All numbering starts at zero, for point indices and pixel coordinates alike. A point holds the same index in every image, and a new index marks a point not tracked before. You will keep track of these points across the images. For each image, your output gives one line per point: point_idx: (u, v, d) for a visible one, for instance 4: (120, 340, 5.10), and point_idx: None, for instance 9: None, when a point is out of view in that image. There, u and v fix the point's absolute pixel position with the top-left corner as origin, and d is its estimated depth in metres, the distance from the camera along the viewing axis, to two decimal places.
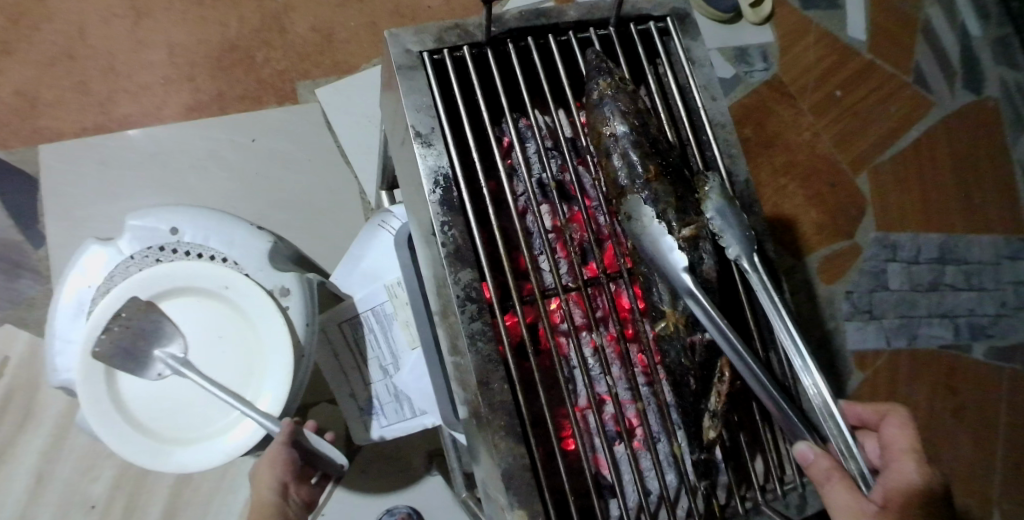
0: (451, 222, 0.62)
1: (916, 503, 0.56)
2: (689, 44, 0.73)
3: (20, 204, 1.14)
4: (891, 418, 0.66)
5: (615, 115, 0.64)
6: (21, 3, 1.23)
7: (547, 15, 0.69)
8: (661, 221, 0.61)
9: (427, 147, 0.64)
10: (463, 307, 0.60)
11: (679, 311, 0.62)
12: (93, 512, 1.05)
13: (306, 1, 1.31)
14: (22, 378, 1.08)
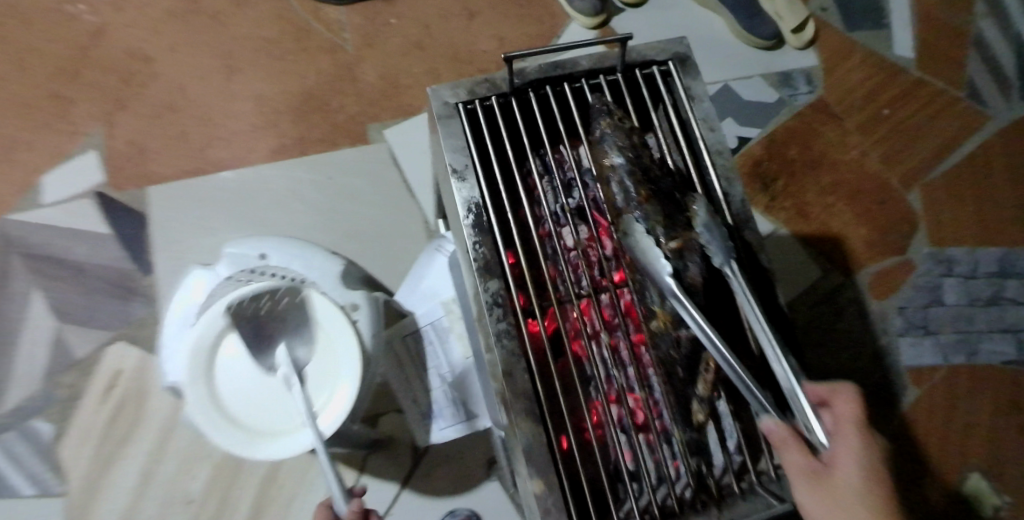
0: (481, 242, 0.72)
1: (863, 467, 0.63)
2: (690, 83, 0.81)
3: (133, 237, 1.32)
4: (838, 395, 0.68)
5: (613, 149, 0.73)
6: (136, 66, 1.44)
7: (562, 66, 0.80)
8: (651, 237, 0.67)
9: (462, 181, 0.75)
10: (491, 310, 0.69)
11: (668, 310, 0.69)
12: (190, 506, 1.19)
13: (375, 54, 1.48)
14: (134, 388, 1.25)
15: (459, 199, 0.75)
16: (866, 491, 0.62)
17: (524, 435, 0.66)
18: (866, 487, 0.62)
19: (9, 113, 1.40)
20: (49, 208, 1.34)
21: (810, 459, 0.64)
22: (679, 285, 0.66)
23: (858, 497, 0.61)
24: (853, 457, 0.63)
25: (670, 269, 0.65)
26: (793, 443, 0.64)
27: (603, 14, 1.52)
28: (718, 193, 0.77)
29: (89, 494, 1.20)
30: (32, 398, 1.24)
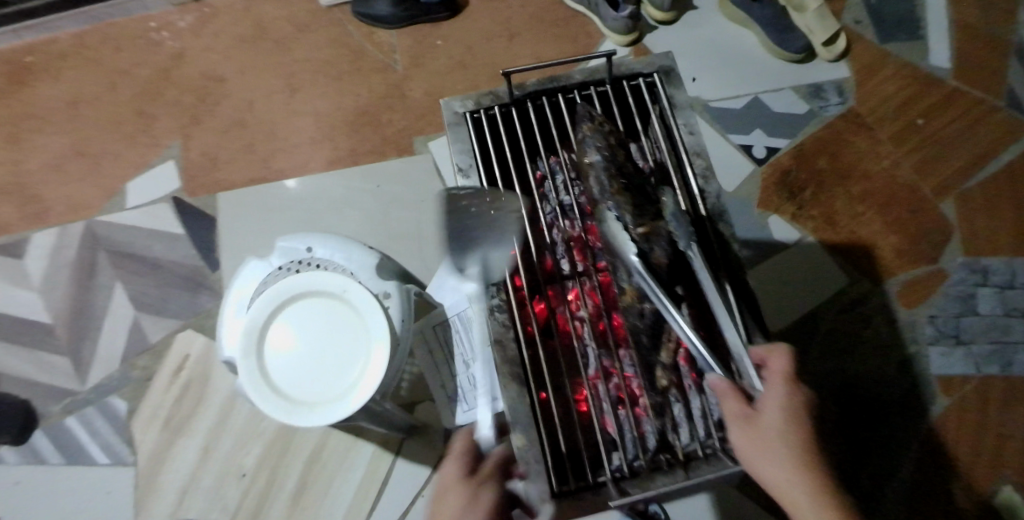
0: (481, 229, 0.87)
1: (792, 414, 0.70)
2: (673, 92, 0.92)
3: (203, 237, 1.48)
4: (771, 355, 0.75)
5: (592, 149, 0.84)
6: (211, 86, 1.61)
7: (557, 79, 0.92)
8: (620, 222, 0.80)
9: (467, 178, 0.89)
10: (487, 288, 0.84)
11: (633, 287, 0.82)
12: (244, 479, 1.32)
13: (422, 72, 1.60)
14: (198, 371, 1.39)
15: (465, 194, 0.90)
16: (788, 434, 0.69)
17: (509, 396, 0.81)
18: (788, 430, 0.69)
19: (102, 128, 1.60)
20: (132, 210, 1.51)
21: (741, 406, 0.72)
22: (644, 264, 0.79)
23: (778, 437, 0.69)
24: (779, 403, 0.71)
25: (636, 251, 0.78)
26: (729, 392, 0.73)
27: (636, 31, 1.59)
28: (693, 189, 0.87)
29: (155, 464, 1.34)
30: (109, 377, 1.41)
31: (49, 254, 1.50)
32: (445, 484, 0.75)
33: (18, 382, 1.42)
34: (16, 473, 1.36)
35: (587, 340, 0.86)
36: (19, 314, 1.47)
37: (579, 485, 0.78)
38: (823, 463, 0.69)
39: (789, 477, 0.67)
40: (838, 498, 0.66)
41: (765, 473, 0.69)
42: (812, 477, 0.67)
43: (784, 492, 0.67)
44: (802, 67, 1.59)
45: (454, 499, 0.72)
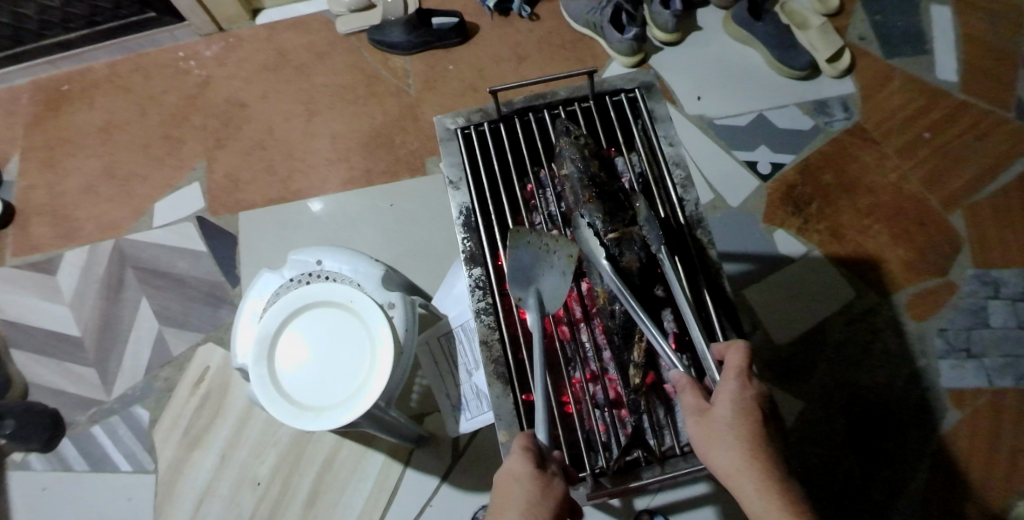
0: (469, 237, 0.92)
1: (743, 409, 0.71)
2: (654, 106, 0.96)
3: (225, 254, 1.54)
4: (730, 349, 0.76)
5: (568, 160, 0.90)
6: (233, 111, 1.69)
7: (543, 96, 0.97)
8: (590, 228, 0.87)
9: (457, 190, 0.94)
10: (473, 292, 0.89)
11: (605, 289, 0.87)
12: (258, 487, 1.36)
13: (434, 95, 1.66)
14: (217, 382, 1.45)
15: (455, 204, 0.94)
16: (738, 426, 0.70)
17: (494, 394, 0.85)
18: (738, 422, 0.71)
19: (132, 152, 1.69)
20: (158, 229, 1.59)
21: (699, 399, 0.74)
22: (615, 267, 0.85)
23: (728, 428, 0.70)
24: (732, 395, 0.72)
25: (605, 255, 0.86)
26: (687, 386, 0.75)
27: (641, 53, 1.63)
28: (672, 197, 0.90)
29: (174, 471, 1.39)
30: (133, 388, 1.47)
31: (80, 271, 1.58)
32: (510, 475, 0.73)
33: (48, 392, 1.49)
34: (43, 478, 1.42)
35: (572, 343, 0.89)
36: (51, 328, 1.54)
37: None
38: (774, 454, 0.70)
39: (737, 466, 0.69)
40: (785, 488, 0.67)
41: (716, 462, 0.70)
42: (760, 467, 0.68)
43: (734, 481, 0.69)
44: (807, 83, 1.61)
45: (519, 498, 0.71)
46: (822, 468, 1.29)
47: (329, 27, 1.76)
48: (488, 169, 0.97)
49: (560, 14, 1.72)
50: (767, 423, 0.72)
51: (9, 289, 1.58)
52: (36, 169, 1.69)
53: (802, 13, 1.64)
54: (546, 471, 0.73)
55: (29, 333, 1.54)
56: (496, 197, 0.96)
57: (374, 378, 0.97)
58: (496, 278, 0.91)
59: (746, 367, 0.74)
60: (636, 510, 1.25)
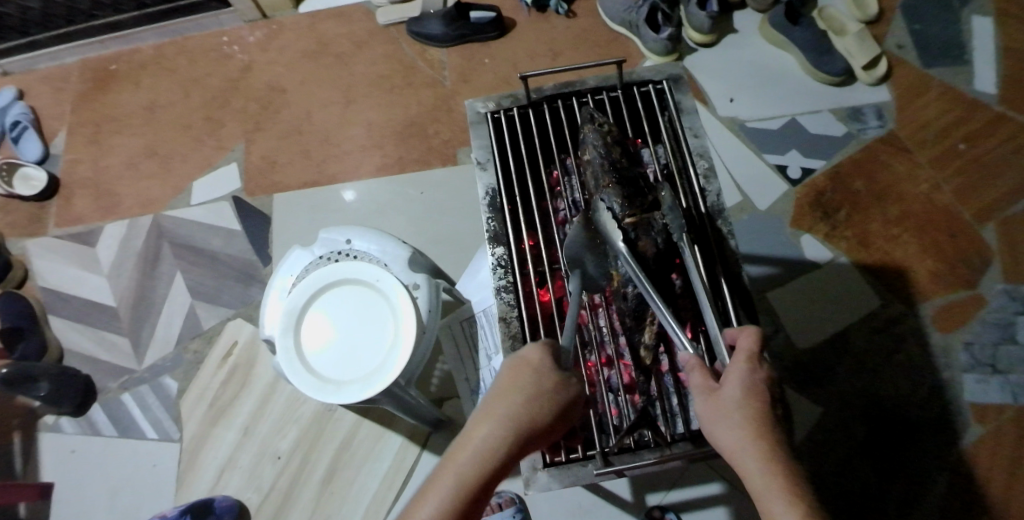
0: (493, 217, 0.93)
1: (753, 389, 0.70)
2: (681, 98, 0.97)
3: (258, 234, 1.59)
4: (744, 334, 0.74)
5: (591, 145, 0.90)
6: (273, 95, 1.74)
7: (572, 85, 0.99)
8: (608, 210, 0.83)
9: (484, 171, 0.96)
10: (495, 270, 0.91)
11: (620, 273, 0.85)
12: (279, 461, 1.39)
13: (468, 88, 1.68)
14: (243, 358, 1.49)
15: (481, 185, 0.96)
16: (748, 407, 0.69)
17: None
18: (748, 402, 0.69)
19: (174, 132, 1.74)
20: (195, 207, 1.64)
21: (708, 380, 0.73)
22: (630, 250, 0.81)
23: (736, 407, 0.69)
24: (743, 375, 0.71)
25: (623, 238, 0.81)
26: (696, 367, 0.74)
27: (675, 53, 1.63)
28: (694, 188, 0.91)
29: (198, 441, 1.43)
30: (163, 358, 1.52)
31: (119, 244, 1.64)
32: (525, 361, 0.71)
33: (82, 358, 1.55)
34: (73, 441, 1.47)
35: (589, 328, 0.91)
36: (88, 297, 1.60)
37: (570, 456, 0.85)
38: (780, 435, 0.68)
39: (743, 445, 0.67)
40: (791, 469, 0.66)
41: (722, 441, 0.69)
42: (766, 448, 0.67)
43: (738, 461, 0.67)
44: (842, 90, 1.60)
45: (529, 386, 0.68)
46: (838, 476, 1.28)
47: (369, 17, 1.80)
48: (516, 153, 0.99)
49: (596, 12, 1.73)
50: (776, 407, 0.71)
51: (50, 258, 1.64)
52: (82, 144, 1.75)
53: (839, 20, 1.63)
54: (564, 369, 0.71)
55: (68, 301, 1.60)
56: (521, 180, 0.97)
57: (394, 357, 1.00)
58: (518, 258, 0.93)
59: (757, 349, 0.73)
60: (648, 506, 1.26)
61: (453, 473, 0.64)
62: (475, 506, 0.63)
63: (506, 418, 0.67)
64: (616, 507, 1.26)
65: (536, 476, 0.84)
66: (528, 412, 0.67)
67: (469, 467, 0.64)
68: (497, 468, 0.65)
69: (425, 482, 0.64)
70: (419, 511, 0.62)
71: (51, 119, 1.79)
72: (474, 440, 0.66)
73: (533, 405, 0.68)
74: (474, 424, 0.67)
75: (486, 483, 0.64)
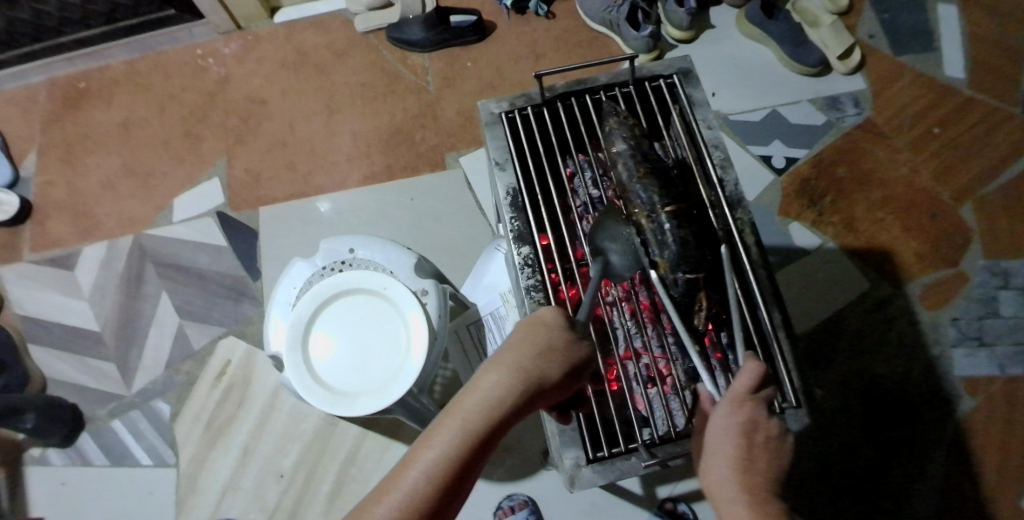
0: (516, 217, 0.94)
1: (736, 431, 0.70)
2: (692, 91, 0.99)
3: (246, 250, 1.55)
4: (740, 375, 0.74)
5: (617, 139, 0.91)
6: (252, 107, 1.70)
7: (584, 82, 1.01)
8: (646, 202, 0.86)
9: (503, 171, 0.97)
10: (523, 269, 0.92)
11: (667, 259, 0.84)
12: (282, 479, 1.36)
13: (453, 92, 1.67)
14: (238, 377, 1.45)
15: (500, 185, 0.97)
16: (729, 449, 0.69)
17: None
18: (731, 447, 0.70)
19: (151, 149, 1.69)
20: (177, 225, 1.59)
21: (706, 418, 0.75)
22: (671, 237, 0.84)
23: (718, 446, 0.70)
24: (729, 419, 0.71)
25: (666, 227, 0.84)
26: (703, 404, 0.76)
27: (657, 50, 1.65)
28: (713, 177, 0.92)
29: (196, 465, 1.39)
30: (154, 382, 1.48)
31: (99, 266, 1.58)
32: (539, 319, 0.73)
33: (68, 387, 1.49)
34: (63, 474, 1.42)
35: (617, 322, 0.93)
36: (70, 323, 1.54)
37: (611, 451, 0.86)
38: (765, 477, 0.68)
39: (721, 485, 0.68)
40: (765, 509, 0.66)
41: (707, 479, 0.70)
42: (745, 488, 0.67)
43: (719, 498, 0.68)
44: (819, 80, 1.64)
45: (539, 340, 0.71)
46: (843, 455, 1.31)
47: (348, 25, 1.78)
48: (532, 151, 1.00)
49: (576, 13, 1.74)
50: (761, 448, 0.70)
51: (27, 285, 1.58)
52: (54, 166, 1.69)
53: (812, 11, 1.67)
54: (576, 332, 0.73)
55: (48, 328, 1.54)
56: (541, 179, 0.99)
57: (407, 365, 0.99)
58: (544, 256, 0.94)
59: (749, 390, 0.72)
60: (660, 499, 1.27)
61: (458, 418, 0.65)
62: (479, 450, 0.65)
63: (513, 369, 0.68)
64: (630, 502, 1.27)
65: (580, 473, 0.85)
66: (533, 365, 0.69)
67: (475, 414, 0.66)
68: (503, 417, 0.66)
69: (431, 425, 0.66)
70: (423, 452, 0.64)
71: (19, 141, 1.72)
72: (480, 388, 0.68)
73: (539, 357, 0.70)
74: (483, 373, 0.69)
75: (490, 431, 0.65)
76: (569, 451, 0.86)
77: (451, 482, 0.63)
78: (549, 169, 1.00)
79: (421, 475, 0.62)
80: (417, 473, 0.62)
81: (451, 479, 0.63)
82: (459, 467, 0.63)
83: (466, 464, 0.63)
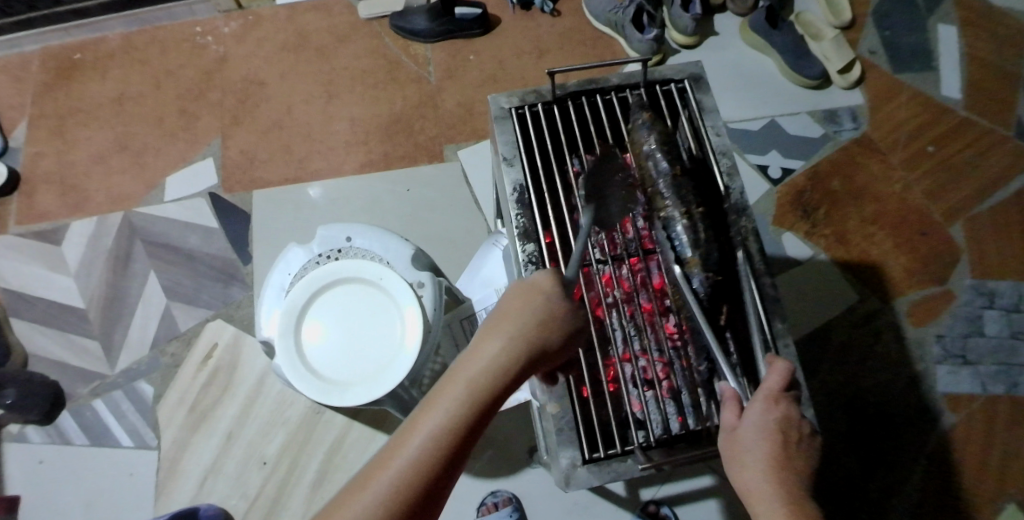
0: (522, 214, 0.94)
1: (772, 429, 0.71)
2: (702, 96, 1.00)
3: (238, 232, 1.54)
4: (771, 372, 0.76)
5: (649, 135, 0.93)
6: (250, 88, 1.68)
7: (596, 82, 1.02)
8: (677, 202, 0.90)
9: (510, 167, 0.97)
10: (526, 267, 0.91)
11: (698, 256, 0.87)
12: (265, 466, 1.35)
13: (454, 84, 1.66)
14: (224, 361, 1.43)
15: (507, 181, 0.97)
16: (765, 445, 0.70)
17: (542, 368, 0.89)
18: (766, 442, 0.71)
19: (145, 125, 1.67)
20: (169, 204, 1.57)
21: (734, 416, 0.75)
22: (697, 237, 0.88)
23: (754, 444, 0.71)
24: (763, 414, 0.72)
25: (696, 226, 0.88)
26: (729, 399, 0.77)
27: (660, 54, 1.65)
28: (719, 185, 0.93)
29: (178, 448, 1.38)
30: (138, 362, 1.46)
31: (86, 242, 1.56)
32: (538, 287, 0.73)
33: (50, 363, 1.47)
34: (41, 451, 1.39)
35: (618, 324, 0.94)
36: (54, 298, 1.52)
37: (608, 453, 0.87)
38: (799, 473, 0.70)
39: (757, 482, 0.69)
40: (802, 508, 0.66)
41: (741, 476, 0.71)
42: (783, 487, 0.68)
43: (755, 496, 0.68)
44: (819, 92, 1.65)
45: (538, 307, 0.71)
46: (826, 465, 1.32)
47: (351, 11, 1.76)
48: (540, 148, 1.01)
49: (581, 11, 1.74)
50: (794, 445, 0.71)
51: (12, 257, 1.55)
52: (43, 137, 1.66)
53: (815, 25, 1.69)
54: (574, 301, 0.74)
55: (32, 303, 1.52)
56: (548, 176, 0.99)
57: (399, 357, 0.99)
58: (547, 254, 0.94)
59: (781, 388, 0.75)
60: (643, 501, 1.27)
61: (462, 385, 0.67)
62: (482, 415, 0.67)
63: (517, 334, 0.70)
64: (613, 503, 1.27)
65: (576, 472, 0.85)
66: (533, 335, 0.70)
67: (478, 379, 0.67)
68: (503, 385, 0.68)
69: (431, 393, 0.67)
70: (425, 419, 0.65)
71: (9, 110, 1.69)
72: (483, 354, 0.69)
73: (539, 328, 0.71)
74: (482, 340, 0.70)
75: (489, 398, 0.67)
76: (565, 451, 0.86)
77: (453, 448, 0.64)
78: (557, 167, 1.00)
79: (426, 439, 0.64)
80: (420, 440, 0.64)
81: (453, 445, 0.64)
82: (462, 432, 0.65)
83: (469, 428, 0.65)
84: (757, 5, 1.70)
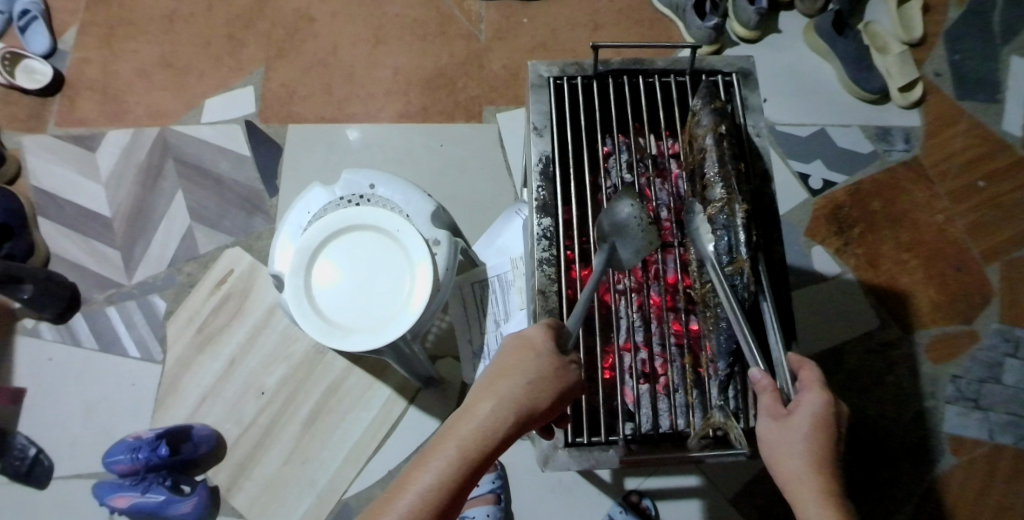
0: (544, 186, 0.94)
1: (825, 424, 0.70)
2: (749, 94, 0.98)
3: (268, 163, 1.54)
4: (804, 366, 0.76)
5: (708, 123, 0.89)
6: (298, 22, 1.67)
7: (640, 63, 0.99)
8: (728, 192, 0.84)
9: (539, 137, 0.96)
10: (539, 241, 0.92)
11: (748, 257, 0.81)
12: (262, 396, 1.38)
13: (504, 46, 1.63)
14: (236, 288, 1.46)
15: (534, 150, 0.96)
16: (815, 438, 0.69)
17: None
18: (814, 434, 0.69)
19: (191, 45, 1.67)
20: (204, 126, 1.58)
21: (777, 403, 0.73)
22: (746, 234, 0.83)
23: (805, 438, 0.69)
24: (815, 405, 0.70)
25: (745, 223, 0.82)
26: (767, 388, 0.74)
27: (718, 44, 1.59)
28: (760, 189, 0.92)
29: (181, 366, 1.41)
30: (155, 277, 1.48)
31: (120, 154, 1.58)
32: (527, 343, 0.72)
33: (70, 265, 1.50)
34: (52, 349, 1.43)
35: (623, 310, 0.94)
36: (82, 204, 1.55)
37: (591, 439, 0.88)
38: (839, 468, 0.69)
39: (802, 474, 0.68)
40: (841, 501, 0.66)
41: (782, 466, 0.70)
42: (827, 481, 0.67)
43: (796, 488, 0.68)
44: (874, 108, 1.59)
45: (529, 367, 0.69)
46: None
47: None
48: (573, 122, 0.99)
49: None
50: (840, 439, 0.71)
51: (47, 157, 1.58)
52: (92, 43, 1.67)
53: (882, 37, 1.62)
54: (563, 354, 0.72)
55: (61, 205, 1.55)
56: (578, 152, 0.97)
57: (405, 310, 0.99)
58: (563, 231, 0.94)
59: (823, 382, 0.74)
60: (626, 490, 1.27)
61: (453, 444, 0.64)
62: (472, 476, 0.64)
63: (506, 396, 0.67)
64: (595, 487, 1.27)
65: (555, 454, 0.87)
66: (525, 395, 0.68)
67: (468, 441, 0.65)
68: (492, 446, 0.65)
69: (425, 449, 0.65)
70: (417, 475, 0.63)
71: (62, 12, 1.69)
72: (474, 416, 0.66)
73: (530, 388, 0.68)
74: (475, 400, 0.68)
75: (481, 460, 0.64)
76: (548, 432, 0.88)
77: (445, 507, 0.62)
78: (588, 144, 0.99)
79: (415, 498, 0.61)
80: (411, 497, 0.61)
81: (443, 505, 0.62)
82: (453, 494, 0.63)
83: (458, 492, 0.63)
84: (827, 8, 1.63)
